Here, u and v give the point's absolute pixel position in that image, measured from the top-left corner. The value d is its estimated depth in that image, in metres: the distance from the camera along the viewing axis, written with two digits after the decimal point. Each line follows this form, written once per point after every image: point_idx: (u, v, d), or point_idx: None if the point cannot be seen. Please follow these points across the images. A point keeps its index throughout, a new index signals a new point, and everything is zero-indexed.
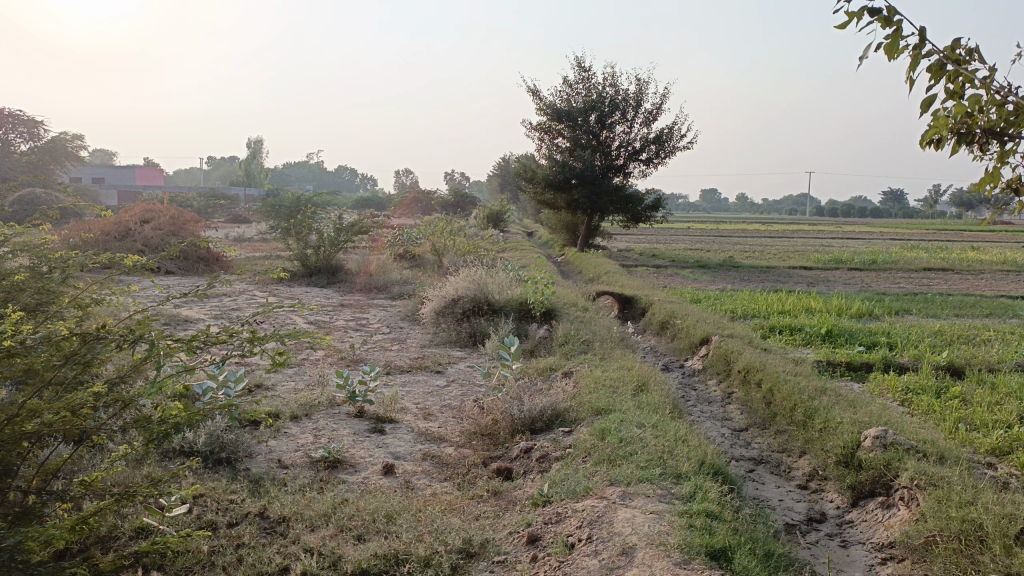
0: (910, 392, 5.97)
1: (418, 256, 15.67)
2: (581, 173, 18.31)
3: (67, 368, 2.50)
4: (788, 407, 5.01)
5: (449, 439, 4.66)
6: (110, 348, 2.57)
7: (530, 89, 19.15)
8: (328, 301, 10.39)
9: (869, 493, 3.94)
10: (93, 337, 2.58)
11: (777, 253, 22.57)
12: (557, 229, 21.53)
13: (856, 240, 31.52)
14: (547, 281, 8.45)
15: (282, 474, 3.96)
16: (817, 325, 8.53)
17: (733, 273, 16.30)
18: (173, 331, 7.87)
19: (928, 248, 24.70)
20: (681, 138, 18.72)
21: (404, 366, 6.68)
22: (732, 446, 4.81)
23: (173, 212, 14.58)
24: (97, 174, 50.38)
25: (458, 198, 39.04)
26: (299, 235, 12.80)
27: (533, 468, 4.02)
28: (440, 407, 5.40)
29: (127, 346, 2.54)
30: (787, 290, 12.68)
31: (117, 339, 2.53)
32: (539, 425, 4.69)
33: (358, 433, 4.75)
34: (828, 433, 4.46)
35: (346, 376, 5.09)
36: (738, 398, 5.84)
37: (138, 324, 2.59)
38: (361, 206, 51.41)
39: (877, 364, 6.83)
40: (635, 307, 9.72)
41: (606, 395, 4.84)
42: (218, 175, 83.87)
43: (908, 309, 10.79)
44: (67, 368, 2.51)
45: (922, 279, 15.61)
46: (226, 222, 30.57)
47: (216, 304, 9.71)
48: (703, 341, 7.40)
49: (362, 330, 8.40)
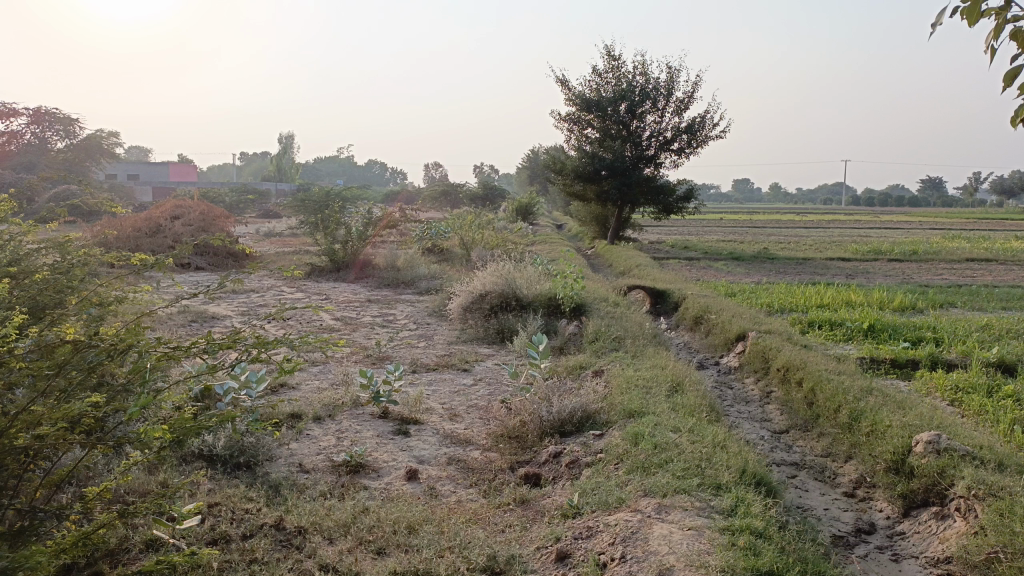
0: (960, 391, 5.67)
1: (447, 251, 15.54)
2: (611, 165, 18.02)
3: (63, 378, 2.37)
4: (832, 409, 4.78)
5: (475, 442, 4.49)
6: (107, 356, 2.43)
7: (559, 79, 18.89)
8: (355, 296, 10.30)
9: (922, 503, 3.69)
10: (85, 346, 2.44)
11: (813, 244, 22.04)
12: (587, 221, 21.26)
13: (894, 230, 30.75)
14: (577, 276, 8.25)
15: (302, 479, 3.83)
16: (858, 320, 8.21)
17: (768, 265, 15.92)
18: (200, 328, 7.83)
19: (970, 238, 23.95)
20: (713, 127, 18.32)
21: (430, 364, 6.54)
22: (773, 451, 4.59)
23: (202, 208, 14.62)
24: (132, 172, 51.15)
25: (488, 191, 38.91)
26: (326, 230, 12.73)
27: (563, 475, 3.83)
28: (467, 408, 5.23)
29: (124, 354, 2.40)
30: (825, 282, 12.31)
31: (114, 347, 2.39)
32: (569, 428, 4.50)
33: (382, 435, 4.61)
34: (876, 438, 4.21)
35: (371, 376, 4.95)
36: (778, 398, 5.61)
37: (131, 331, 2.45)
38: (391, 200, 51.51)
39: (923, 361, 6.52)
40: (668, 301, 9.47)
41: (638, 397, 4.64)
42: (250, 171, 84.71)
43: (953, 302, 10.38)
44: (61, 379, 2.39)
45: (966, 270, 15.08)
46: (258, 218, 30.79)
47: (244, 300, 9.66)
48: (738, 337, 7.14)
49: (389, 327, 8.29)
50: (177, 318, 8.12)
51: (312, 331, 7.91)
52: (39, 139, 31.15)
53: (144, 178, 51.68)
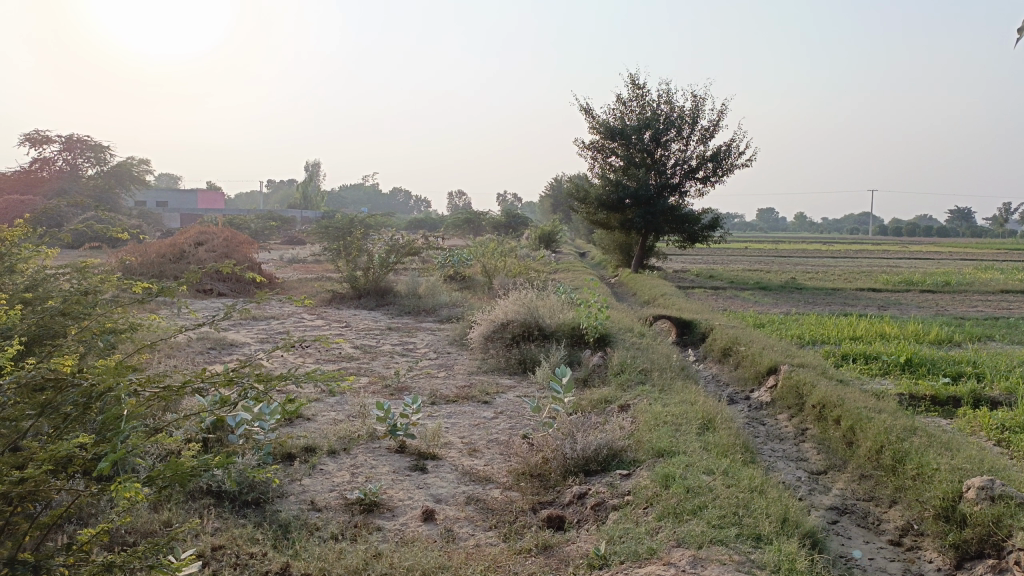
0: (1007, 430, 5.36)
1: (469, 279, 15.42)
2: (635, 193, 17.86)
3: (46, 420, 2.24)
4: (874, 449, 4.53)
5: (495, 479, 4.29)
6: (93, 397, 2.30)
7: (583, 107, 18.85)
8: (375, 324, 10.17)
9: (975, 555, 3.40)
10: (68, 385, 2.31)
11: (842, 274, 21.64)
12: (610, 249, 21.07)
13: (923, 260, 30.18)
14: (602, 305, 8.05)
15: (313, 519, 3.66)
16: (895, 354, 7.90)
17: (795, 295, 15.60)
18: (218, 356, 7.73)
19: (1005, 269, 23.30)
20: (740, 156, 18.12)
21: (450, 395, 6.35)
22: (811, 493, 4.33)
23: (226, 234, 14.66)
24: (161, 198, 51.94)
25: (511, 218, 38.92)
26: (348, 256, 12.66)
27: (588, 518, 3.62)
28: (487, 442, 5.03)
29: (109, 395, 2.27)
30: (856, 313, 11.98)
31: (98, 388, 2.26)
32: (594, 466, 4.29)
33: (398, 470, 4.42)
34: (924, 482, 3.94)
35: (388, 408, 4.78)
36: (814, 436, 5.35)
37: (112, 372, 2.30)
38: (414, 227, 51.75)
39: (966, 398, 6.21)
40: (695, 332, 9.22)
41: (667, 434, 4.41)
42: (275, 198, 85.66)
43: (992, 335, 10.01)
44: (41, 421, 2.24)
45: (1002, 302, 14.62)
46: (282, 244, 30.98)
47: (264, 327, 9.57)
48: (770, 370, 6.88)
49: (409, 356, 8.13)
50: (196, 345, 8.04)
51: (331, 359, 7.77)
52: (71, 167, 31.72)
53: (173, 204, 52.52)
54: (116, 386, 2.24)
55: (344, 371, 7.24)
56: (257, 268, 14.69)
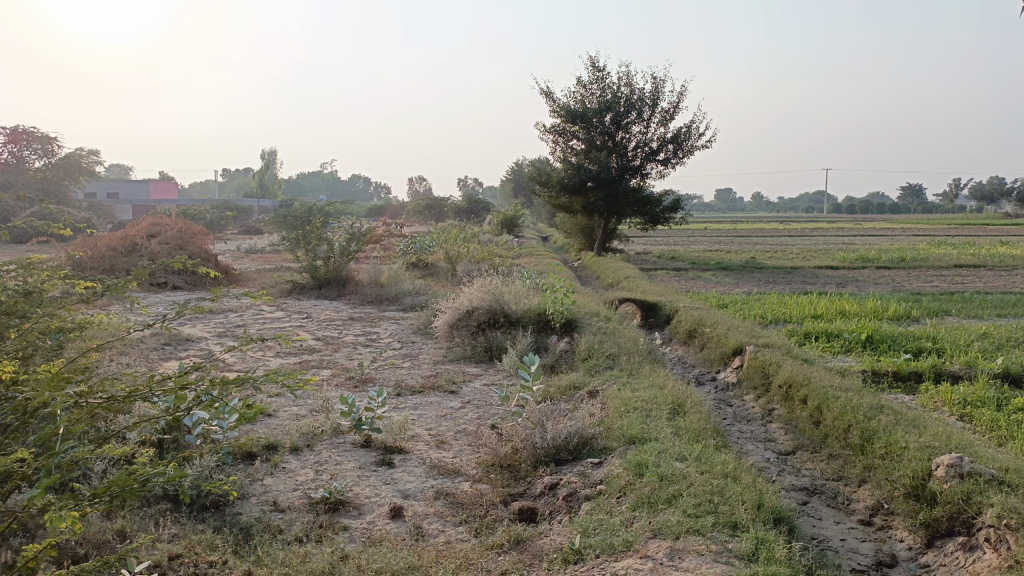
0: (968, 405, 5.44)
1: (432, 266, 15.26)
2: (597, 175, 17.82)
3: None
4: (842, 429, 4.54)
5: (464, 472, 4.20)
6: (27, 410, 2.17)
7: (543, 90, 18.71)
8: (337, 314, 9.98)
9: (946, 533, 3.42)
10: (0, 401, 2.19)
11: (801, 252, 21.94)
12: (573, 233, 21.04)
13: (878, 237, 30.76)
14: (567, 290, 7.99)
15: (277, 521, 3.54)
16: (856, 331, 7.98)
17: (756, 274, 15.76)
18: (174, 352, 7.50)
19: (957, 244, 23.86)
20: (699, 137, 18.19)
21: (415, 386, 6.23)
22: (781, 474, 4.33)
23: (180, 226, 14.23)
24: (112, 190, 50.57)
25: (472, 204, 38.70)
26: (308, 246, 12.41)
27: (560, 509, 3.55)
28: (455, 434, 4.93)
29: (44, 408, 2.15)
30: (817, 291, 12.13)
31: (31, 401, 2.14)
32: (565, 455, 4.22)
33: (364, 466, 4.30)
34: (893, 461, 3.95)
35: (352, 402, 4.65)
36: (781, 416, 5.36)
37: (47, 384, 2.18)
38: (375, 215, 51.18)
39: (927, 373, 6.29)
40: (660, 314, 9.21)
41: (637, 420, 4.36)
42: (232, 187, 84.04)
43: (948, 310, 10.21)
44: None
45: (955, 277, 14.94)
46: (239, 235, 30.40)
47: (221, 320, 9.33)
48: (736, 351, 6.89)
49: (372, 346, 7.98)
50: (150, 342, 7.79)
51: (292, 352, 7.59)
52: (17, 159, 30.67)
53: (124, 195, 51.17)
54: (51, 400, 2.12)
55: (306, 363, 7.07)
56: (214, 259, 14.31)
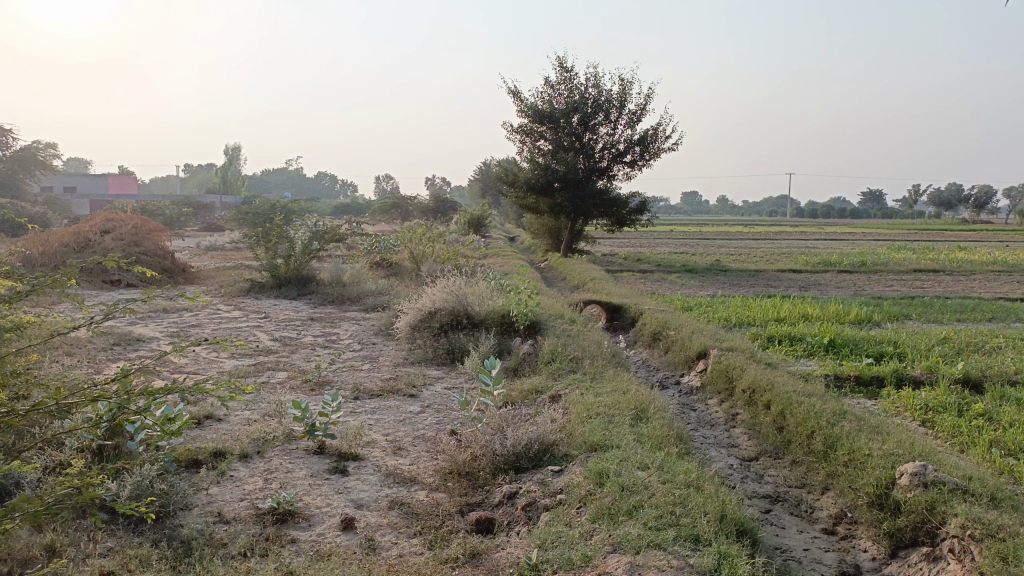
0: (930, 410, 5.44)
1: (396, 265, 15.06)
2: (564, 177, 17.76)
3: None
4: (805, 435, 4.49)
5: (421, 480, 4.05)
6: None
7: (510, 90, 18.58)
8: (297, 314, 9.75)
9: (910, 543, 3.37)
10: None
11: (765, 255, 22.14)
12: (540, 233, 20.96)
13: (840, 241, 31.21)
14: (531, 292, 7.88)
15: (220, 533, 3.37)
16: (819, 335, 7.99)
17: (721, 277, 15.84)
18: (123, 353, 7.23)
19: (915, 249, 24.31)
20: (666, 140, 18.22)
21: (374, 389, 6.07)
22: (744, 481, 4.25)
23: (135, 222, 13.81)
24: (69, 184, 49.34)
25: (439, 203, 38.46)
26: (268, 244, 12.13)
27: (518, 519, 3.43)
28: (413, 439, 4.78)
29: None
30: (780, 295, 12.19)
31: None
32: (525, 462, 4.10)
33: (317, 474, 4.14)
34: (856, 468, 3.90)
35: (305, 407, 4.48)
36: (745, 421, 5.30)
37: None
38: (340, 213, 50.66)
39: (889, 377, 6.30)
40: (625, 316, 9.14)
41: (600, 427, 4.25)
42: (195, 183, 82.65)
43: (909, 314, 10.31)
44: None
45: (915, 281, 15.16)
46: (200, 232, 29.84)
47: (175, 320, 9.05)
48: (700, 355, 6.84)
49: (332, 347, 7.79)
50: (99, 343, 7.51)
51: (247, 354, 7.37)
52: None
53: (82, 190, 49.93)
54: None
55: (261, 365, 6.86)
56: (171, 257, 13.92)
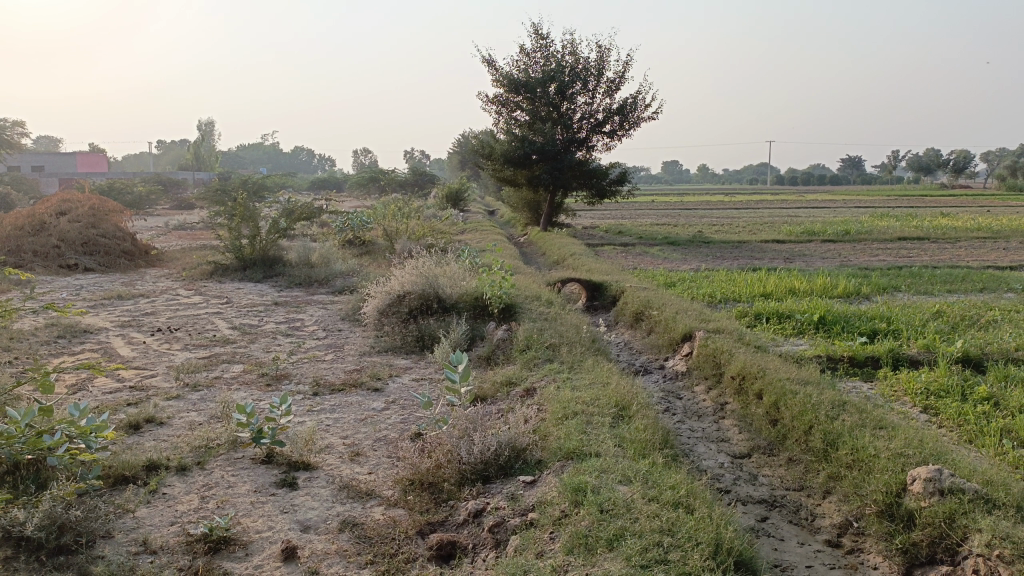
0: (931, 395, 5.08)
1: (369, 243, 14.52)
2: (542, 148, 17.22)
3: None
4: (803, 431, 4.10)
5: (379, 494, 3.62)
6: None
7: (485, 59, 17.92)
8: (261, 299, 9.24)
9: (927, 562, 3.00)
10: None
11: (747, 225, 21.74)
12: (519, 207, 20.45)
13: (822, 209, 30.87)
14: (505, 273, 7.41)
15: (141, 567, 2.93)
16: (808, 311, 7.62)
17: (704, 249, 15.47)
18: (66, 347, 6.73)
19: (898, 216, 24.15)
20: (646, 109, 17.70)
21: (336, 382, 5.62)
22: (736, 484, 3.85)
23: (93, 202, 13.10)
24: (36, 163, 48.09)
25: (419, 177, 38.00)
26: (232, 224, 11.57)
27: (484, 542, 3.01)
28: (373, 443, 4.34)
29: None
30: (765, 267, 11.83)
31: None
32: (494, 471, 3.67)
33: (260, 489, 3.69)
34: (861, 471, 3.53)
35: (250, 411, 4.02)
36: (734, 412, 4.92)
37: None
38: (317, 188, 49.80)
39: (885, 358, 5.93)
40: (605, 295, 8.70)
41: (577, 428, 3.84)
42: (169, 159, 81.06)
43: (898, 286, 9.98)
44: None
45: (901, 250, 14.85)
46: (170, 211, 29.15)
47: (128, 308, 8.54)
48: (685, 337, 6.43)
49: (294, 335, 7.31)
50: (42, 336, 7.00)
51: (201, 344, 6.88)
52: None
53: (50, 168, 48.68)
54: None
55: (215, 358, 6.37)
56: (132, 239, 13.26)
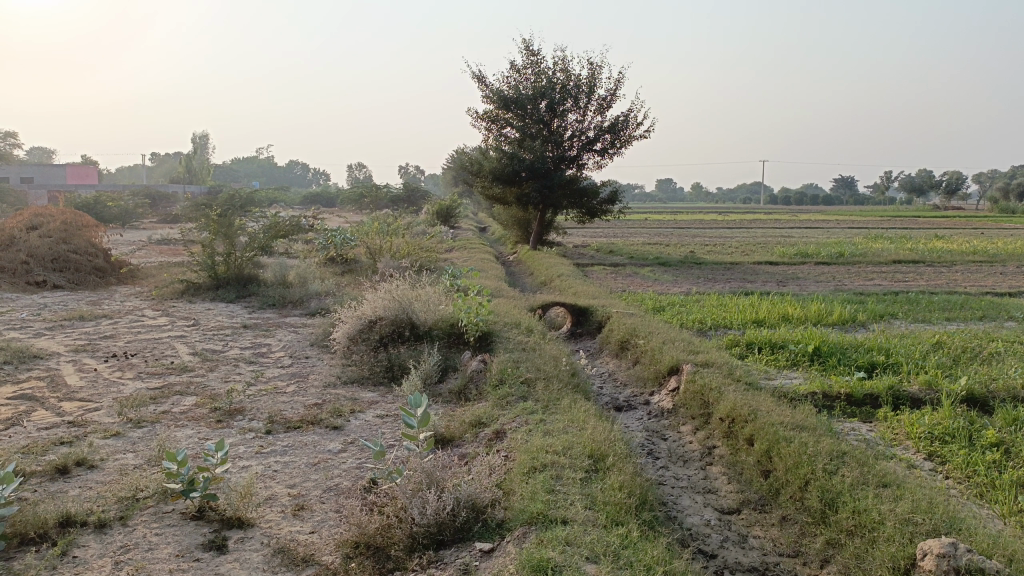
0: (936, 440, 4.68)
1: (352, 261, 14.09)
2: (532, 166, 16.88)
3: None
4: (798, 486, 3.69)
5: (317, 560, 3.18)
6: None
7: (475, 75, 17.61)
8: (230, 321, 8.81)
9: None
10: None
11: (740, 246, 21.40)
12: (509, 225, 20.07)
13: (815, 230, 30.56)
14: (483, 298, 7.00)
15: None
16: (803, 341, 7.21)
17: (695, 271, 15.11)
18: (11, 374, 6.28)
19: (893, 238, 23.84)
20: (637, 127, 17.40)
21: (293, 418, 5.19)
22: (723, 548, 3.43)
23: (65, 216, 12.60)
24: (24, 174, 47.46)
25: (410, 192, 37.73)
26: (205, 241, 11.13)
27: None
28: (322, 494, 3.90)
29: None
30: (758, 291, 11.46)
31: None
32: (449, 535, 3.24)
33: (183, 553, 3.25)
34: (865, 539, 3.14)
35: (182, 460, 3.60)
36: (723, 458, 4.50)
37: None
38: (309, 202, 49.46)
39: (885, 396, 5.53)
40: (590, 321, 8.30)
41: (546, 485, 3.43)
42: (161, 173, 80.55)
43: (895, 313, 9.61)
44: None
45: (897, 274, 14.52)
46: (156, 225, 28.71)
47: (87, 330, 8.08)
48: (672, 370, 6.02)
49: (258, 363, 6.88)
50: None
51: (156, 373, 6.44)
52: None
53: (39, 179, 48.10)
54: None
55: (168, 388, 5.92)
56: (105, 255, 12.79)
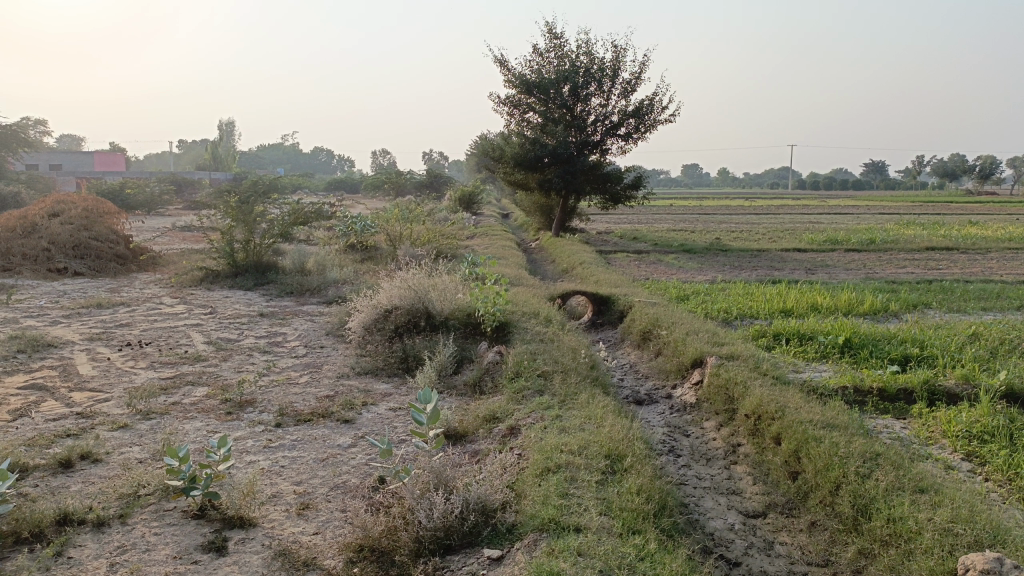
0: (974, 440, 4.41)
1: (372, 248, 13.98)
2: (554, 151, 16.63)
3: None
4: (829, 490, 3.48)
5: (319, 563, 3.04)
6: None
7: (498, 59, 17.36)
8: (247, 309, 8.72)
9: None
10: None
11: (767, 232, 20.96)
12: (531, 211, 19.84)
13: (845, 216, 29.90)
14: (500, 286, 6.82)
15: None
16: (832, 332, 6.94)
17: (720, 258, 14.80)
18: (24, 362, 6.23)
19: (925, 224, 23.24)
20: (662, 111, 17.05)
21: (304, 411, 5.06)
22: (748, 556, 3.23)
23: (87, 203, 12.60)
24: (54, 162, 48.04)
25: (434, 178, 37.57)
26: (224, 229, 11.06)
27: None
28: (328, 492, 3.76)
29: None
30: (785, 280, 11.15)
31: None
32: (457, 540, 3.08)
33: (181, 555, 3.13)
34: (902, 550, 2.93)
35: (182, 457, 3.47)
36: (748, 458, 4.30)
37: None
38: (333, 188, 49.54)
39: (919, 391, 5.27)
40: (612, 310, 8.09)
41: (559, 488, 3.25)
42: (188, 160, 81.20)
43: (929, 303, 9.27)
44: None
45: (930, 261, 14.09)
46: (180, 212, 28.83)
47: (104, 319, 8.03)
48: (695, 362, 5.79)
49: (271, 352, 6.76)
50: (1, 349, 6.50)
51: (169, 362, 6.35)
52: None
53: (68, 166, 48.65)
54: None
55: (180, 378, 5.83)
56: (126, 242, 12.79)
